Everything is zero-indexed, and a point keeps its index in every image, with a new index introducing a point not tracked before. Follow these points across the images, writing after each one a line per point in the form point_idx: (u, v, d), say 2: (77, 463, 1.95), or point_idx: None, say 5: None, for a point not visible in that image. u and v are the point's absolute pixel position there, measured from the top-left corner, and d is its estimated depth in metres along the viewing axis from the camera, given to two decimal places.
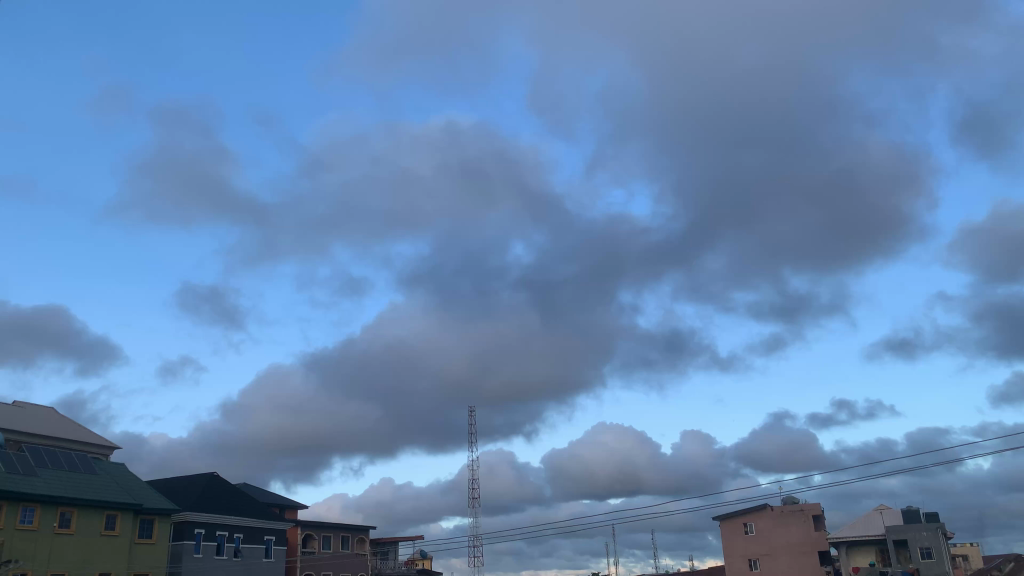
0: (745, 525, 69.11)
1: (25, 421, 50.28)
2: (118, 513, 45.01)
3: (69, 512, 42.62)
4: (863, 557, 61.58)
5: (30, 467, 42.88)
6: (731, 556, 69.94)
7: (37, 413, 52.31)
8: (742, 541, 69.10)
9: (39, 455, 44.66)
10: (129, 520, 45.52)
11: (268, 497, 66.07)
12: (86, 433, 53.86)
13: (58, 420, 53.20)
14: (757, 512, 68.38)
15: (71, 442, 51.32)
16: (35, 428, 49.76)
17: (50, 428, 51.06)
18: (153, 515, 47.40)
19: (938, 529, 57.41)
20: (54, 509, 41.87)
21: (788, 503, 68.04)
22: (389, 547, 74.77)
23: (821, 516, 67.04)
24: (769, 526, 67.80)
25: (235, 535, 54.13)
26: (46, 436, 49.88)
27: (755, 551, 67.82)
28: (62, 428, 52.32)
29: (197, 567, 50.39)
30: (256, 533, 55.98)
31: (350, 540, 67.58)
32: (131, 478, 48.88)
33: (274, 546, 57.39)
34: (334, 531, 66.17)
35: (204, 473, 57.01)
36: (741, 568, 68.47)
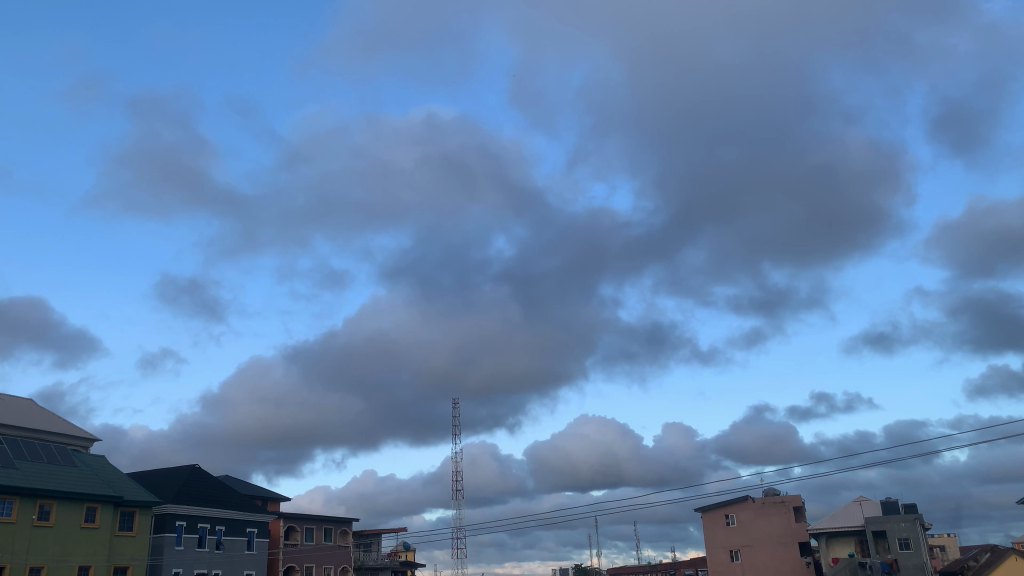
0: (727, 517, 69.63)
1: (4, 412, 49.85)
2: (98, 505, 44.78)
3: (49, 504, 42.35)
4: (842, 547, 62.21)
5: (9, 459, 42.53)
6: (713, 547, 70.50)
7: (16, 405, 51.86)
8: (723, 532, 69.65)
9: (18, 447, 44.28)
10: (109, 512, 45.29)
11: (249, 489, 65.93)
12: (66, 425, 53.49)
13: (38, 412, 52.77)
14: (739, 504, 68.98)
15: (50, 433, 50.91)
16: (13, 420, 49.32)
17: (29, 421, 50.65)
18: (134, 507, 47.18)
19: (916, 520, 58.17)
20: (33, 502, 41.55)
21: (769, 495, 68.72)
22: (372, 539, 74.42)
23: (802, 507, 67.99)
24: (751, 517, 68.37)
25: (217, 527, 54.00)
26: (24, 428, 49.48)
27: (737, 543, 68.35)
28: (40, 420, 51.90)
29: (178, 559, 50.23)
30: (237, 525, 55.86)
31: (333, 532, 67.44)
32: (111, 470, 48.59)
33: (256, 538, 57.33)
34: (317, 523, 66.05)
35: (186, 465, 56.78)
36: (722, 559, 69.04)
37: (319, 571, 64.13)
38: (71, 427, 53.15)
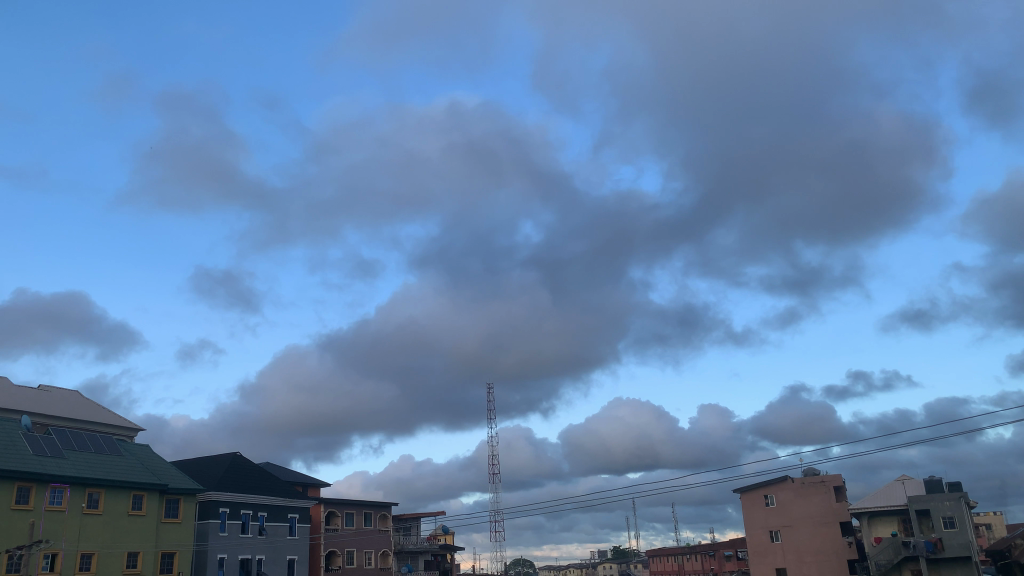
0: (766, 497, 69.31)
1: (51, 404, 51.30)
2: (144, 493, 45.89)
3: (97, 493, 43.48)
4: (884, 527, 61.32)
5: (58, 449, 43.76)
6: (752, 528, 70.11)
7: (62, 397, 53.27)
8: (762, 513, 69.35)
9: (66, 437, 45.52)
10: (155, 500, 46.39)
11: (290, 475, 67.18)
12: (111, 416, 54.87)
13: (83, 403, 54.15)
14: (778, 484, 68.56)
15: (95, 424, 52.25)
16: (59, 411, 50.69)
17: (75, 412, 52.04)
18: (179, 494, 48.28)
19: (961, 498, 57.49)
20: (82, 490, 42.70)
21: (809, 475, 68.20)
22: (412, 523, 75.62)
23: (843, 487, 67.18)
24: (790, 497, 67.88)
25: (259, 514, 55.05)
26: (71, 418, 50.90)
27: (776, 523, 67.96)
28: (86, 410, 53.29)
29: (223, 545, 51.33)
30: (279, 512, 56.91)
31: (373, 516, 68.40)
32: (156, 460, 49.69)
33: (298, 524, 58.38)
34: (357, 508, 67.06)
35: (228, 452, 57.91)
36: (762, 539, 68.74)
37: (360, 555, 65.01)
38: (115, 417, 54.48)
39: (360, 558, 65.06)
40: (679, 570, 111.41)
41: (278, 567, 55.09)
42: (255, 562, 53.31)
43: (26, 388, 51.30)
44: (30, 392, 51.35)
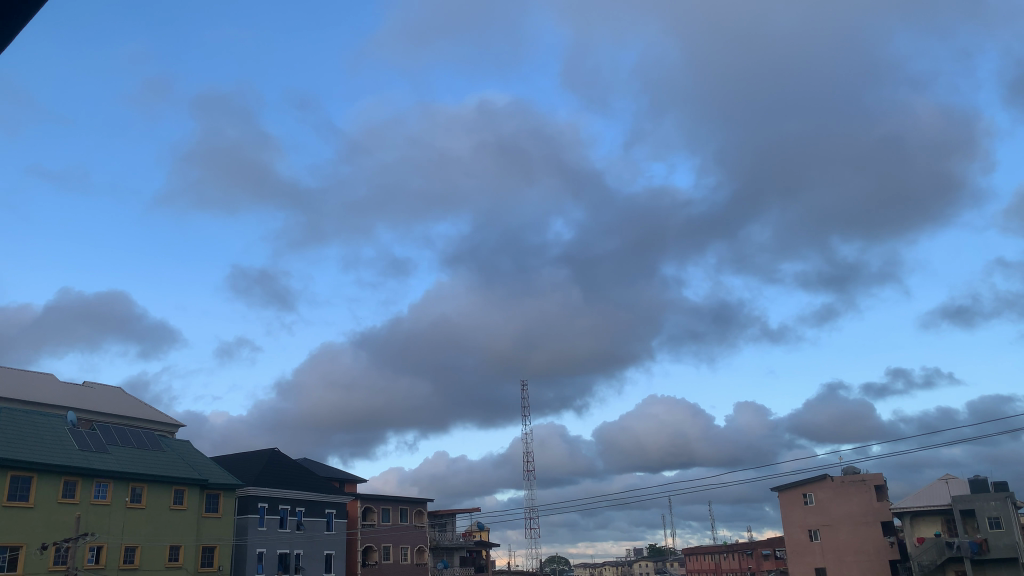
0: (805, 496, 68.46)
1: (96, 400, 52.62)
2: (185, 488, 46.80)
3: (140, 487, 44.44)
4: (927, 527, 60.18)
5: (102, 445, 44.78)
6: (790, 527, 69.25)
7: (106, 394, 54.61)
8: (801, 512, 68.47)
9: (110, 433, 46.58)
10: (196, 495, 47.29)
11: (328, 471, 68.05)
12: (152, 412, 56.08)
13: (126, 400, 55.43)
14: (817, 483, 67.66)
15: (138, 419, 53.46)
16: (103, 407, 51.98)
17: (118, 408, 53.31)
18: (219, 490, 49.18)
19: (1008, 499, 56.22)
20: (126, 485, 43.65)
21: (849, 473, 67.25)
22: (447, 519, 76.06)
23: (883, 486, 66.09)
24: (830, 496, 66.98)
25: (297, 509, 55.82)
26: (114, 414, 52.14)
27: (815, 522, 67.10)
28: (129, 407, 54.52)
29: (262, 540, 52.14)
30: (317, 507, 57.69)
31: (409, 512, 69.00)
32: (195, 455, 50.64)
33: (335, 519, 59.11)
34: (393, 504, 67.65)
35: (266, 448, 58.80)
36: (801, 539, 67.87)
37: (397, 551, 65.52)
38: (157, 413, 55.63)
39: (397, 554, 65.54)
40: (717, 568, 110.43)
41: (316, 562, 55.79)
42: (294, 557, 54.07)
43: (71, 384, 52.68)
44: (75, 388, 52.74)
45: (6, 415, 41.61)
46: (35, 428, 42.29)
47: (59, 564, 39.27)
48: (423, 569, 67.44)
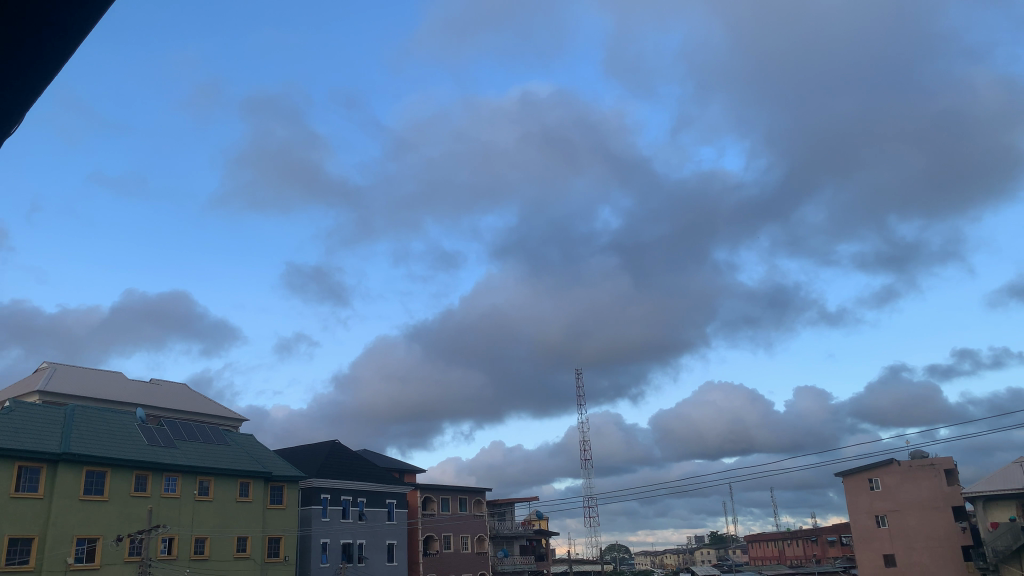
0: (870, 481, 66.96)
1: (161, 396, 54.40)
2: (250, 481, 48.12)
3: (208, 481, 45.79)
4: (1001, 512, 58.39)
5: (170, 440, 46.25)
6: (856, 513, 67.58)
7: (172, 390, 56.42)
8: (867, 498, 66.93)
9: (177, 429, 48.06)
10: (260, 487, 48.58)
11: (387, 461, 69.15)
12: (216, 407, 57.70)
13: (191, 396, 57.14)
14: (883, 468, 66.15)
15: (203, 414, 55.19)
16: (168, 403, 53.74)
17: (183, 403, 55.01)
18: (282, 482, 50.40)
19: None
20: (194, 478, 45.05)
21: (917, 458, 65.52)
22: (506, 508, 76.68)
23: (954, 470, 64.29)
24: (897, 481, 65.43)
25: (359, 500, 56.89)
26: (180, 410, 53.90)
27: (882, 508, 65.63)
28: (194, 402, 56.28)
29: (325, 530, 53.26)
30: (378, 497, 58.68)
31: (468, 501, 69.71)
32: (259, 448, 52.01)
33: (396, 509, 60.07)
34: (452, 494, 68.39)
35: (327, 440, 60.03)
36: (867, 525, 66.32)
37: (457, 540, 66.19)
38: (220, 408, 57.25)
39: (457, 543, 66.23)
40: (781, 555, 108.99)
41: (379, 552, 56.71)
42: (357, 546, 55.09)
43: (138, 381, 54.55)
44: (142, 385, 54.65)
45: (79, 413, 43.28)
46: (107, 425, 43.90)
47: (134, 555, 40.77)
48: (484, 559, 68.03)
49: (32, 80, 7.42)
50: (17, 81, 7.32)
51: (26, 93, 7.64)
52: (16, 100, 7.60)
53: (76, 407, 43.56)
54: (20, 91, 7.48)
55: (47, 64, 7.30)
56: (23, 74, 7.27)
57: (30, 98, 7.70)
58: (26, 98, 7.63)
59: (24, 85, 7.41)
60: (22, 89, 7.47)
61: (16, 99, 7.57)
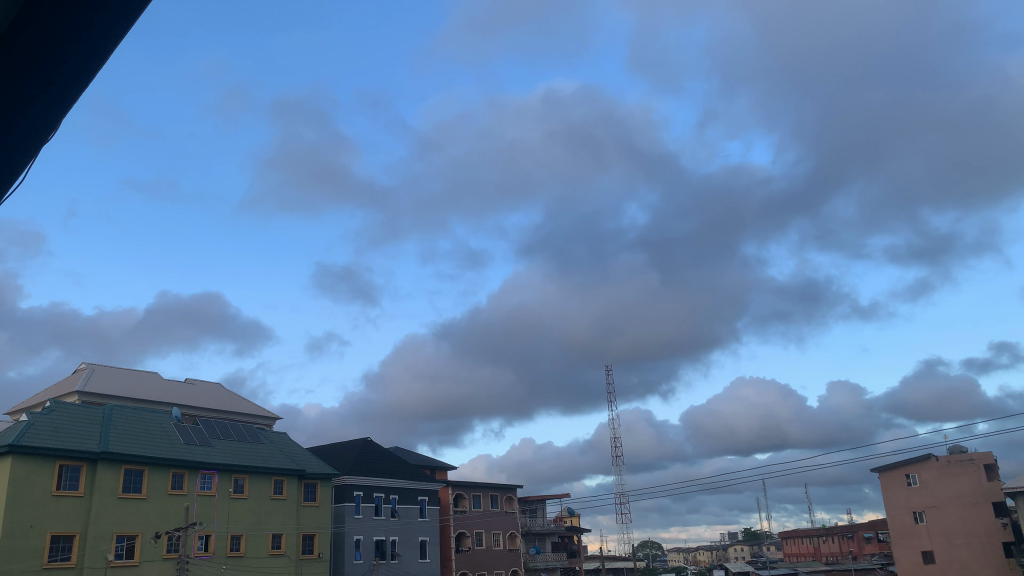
0: (908, 477, 66.02)
1: (196, 396, 55.27)
2: (284, 478, 48.71)
3: (242, 478, 46.42)
4: None
5: (205, 438, 46.95)
6: (893, 509, 66.51)
7: (206, 389, 57.33)
8: (904, 494, 65.97)
9: (212, 427, 48.78)
10: (294, 485, 49.16)
11: (418, 459, 69.62)
12: (250, 405, 58.49)
13: (226, 395, 58.02)
14: (920, 463, 65.18)
15: (238, 413, 56.01)
16: (203, 402, 54.61)
17: (218, 402, 55.87)
18: (316, 479, 50.96)
19: None
20: (229, 476, 45.69)
21: (956, 453, 64.51)
22: (537, 505, 76.83)
23: (994, 465, 63.16)
24: (935, 477, 64.42)
25: (391, 497, 57.34)
26: (215, 409, 54.76)
27: (920, 504, 64.68)
28: (228, 401, 57.09)
29: (358, 527, 53.77)
30: (410, 494, 59.09)
31: (499, 498, 69.94)
32: (293, 446, 52.62)
33: (428, 506, 60.44)
34: (483, 491, 68.63)
35: (359, 438, 60.62)
36: (905, 522, 65.32)
37: (489, 537, 66.43)
38: (254, 406, 58.02)
39: (489, 540, 66.49)
40: (816, 552, 107.85)
41: (411, 548, 57.13)
42: (389, 543, 55.54)
43: (174, 381, 55.50)
44: (178, 384, 55.62)
45: (117, 412, 44.12)
46: (144, 424, 44.68)
47: (172, 552, 41.47)
48: (516, 555, 68.22)
49: (82, 69, 7.46)
50: (68, 71, 7.37)
51: (78, 83, 7.67)
52: (67, 90, 7.65)
53: (114, 407, 44.40)
54: (71, 79, 7.51)
55: (96, 52, 7.33)
56: (74, 63, 7.30)
57: (80, 88, 7.73)
58: (77, 87, 7.67)
59: (74, 73, 7.45)
60: (74, 78, 7.52)
61: (67, 89, 7.62)
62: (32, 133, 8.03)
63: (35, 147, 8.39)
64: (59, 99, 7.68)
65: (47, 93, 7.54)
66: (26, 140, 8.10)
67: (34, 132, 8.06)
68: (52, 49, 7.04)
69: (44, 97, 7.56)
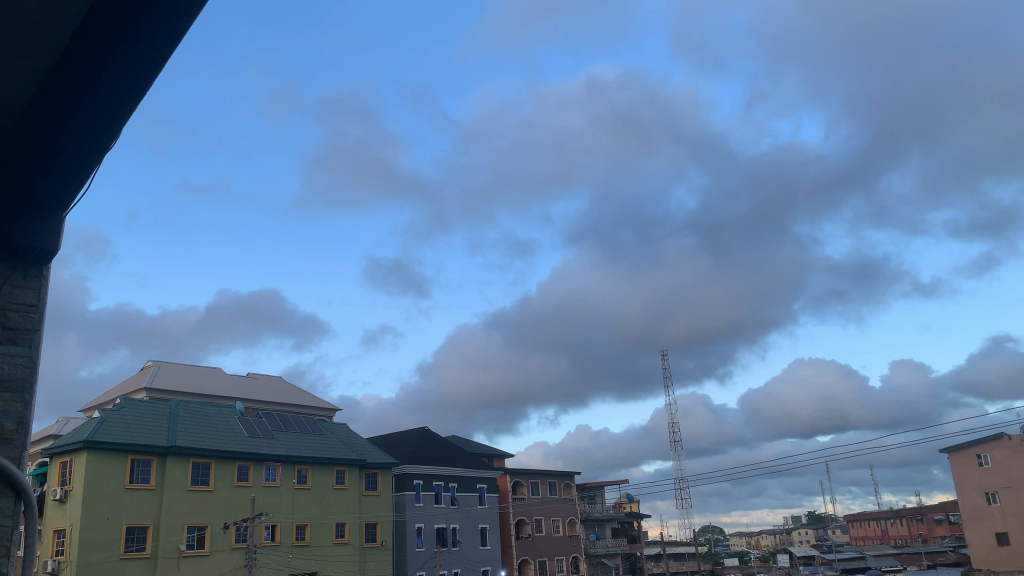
0: (979, 457, 64.10)
1: (258, 390, 56.78)
2: (346, 468, 49.71)
3: (306, 469, 47.53)
4: None
5: (268, 431, 48.20)
6: (965, 490, 64.89)
7: (267, 383, 58.82)
8: (976, 474, 64.14)
9: (274, 420, 50.05)
10: (356, 475, 50.14)
11: (476, 447, 70.32)
12: (310, 398, 59.79)
13: (286, 388, 59.42)
14: (992, 443, 63.25)
15: (300, 405, 57.35)
16: (265, 396, 56.06)
17: (279, 395, 57.27)
18: (376, 468, 51.88)
19: None
20: (293, 467, 46.85)
21: None
22: (596, 491, 76.94)
23: None
24: (1008, 456, 62.34)
25: (450, 485, 58.01)
26: (276, 402, 56.16)
27: (993, 484, 62.72)
28: (289, 394, 58.46)
29: (419, 515, 54.58)
30: (469, 482, 59.73)
31: (558, 485, 70.21)
32: (353, 437, 53.63)
33: (487, 494, 61.03)
34: (541, 478, 68.95)
35: (417, 427, 61.50)
36: (977, 503, 63.56)
37: (549, 523, 66.78)
38: (315, 399, 59.32)
39: (549, 526, 66.82)
40: (884, 535, 105.69)
41: (472, 536, 57.80)
42: (450, 531, 56.26)
43: (236, 376, 57.09)
44: (240, 379, 57.19)
45: (184, 407, 45.57)
46: (210, 418, 46.11)
47: (240, 542, 42.71)
48: (576, 541, 68.50)
49: (144, 70, 7.54)
50: (127, 67, 7.47)
51: (139, 84, 7.77)
52: (131, 90, 7.75)
53: (181, 402, 45.89)
54: (133, 78, 7.61)
55: (158, 55, 7.38)
56: (135, 60, 7.40)
57: (143, 90, 7.84)
58: (140, 87, 7.76)
59: (135, 73, 7.54)
60: (137, 77, 7.60)
61: (131, 88, 7.72)
62: (100, 130, 8.23)
63: (106, 148, 8.61)
64: (120, 99, 7.80)
65: (111, 89, 7.70)
66: (92, 139, 8.36)
67: (102, 130, 8.25)
68: (110, 39, 7.16)
69: (105, 92, 7.71)
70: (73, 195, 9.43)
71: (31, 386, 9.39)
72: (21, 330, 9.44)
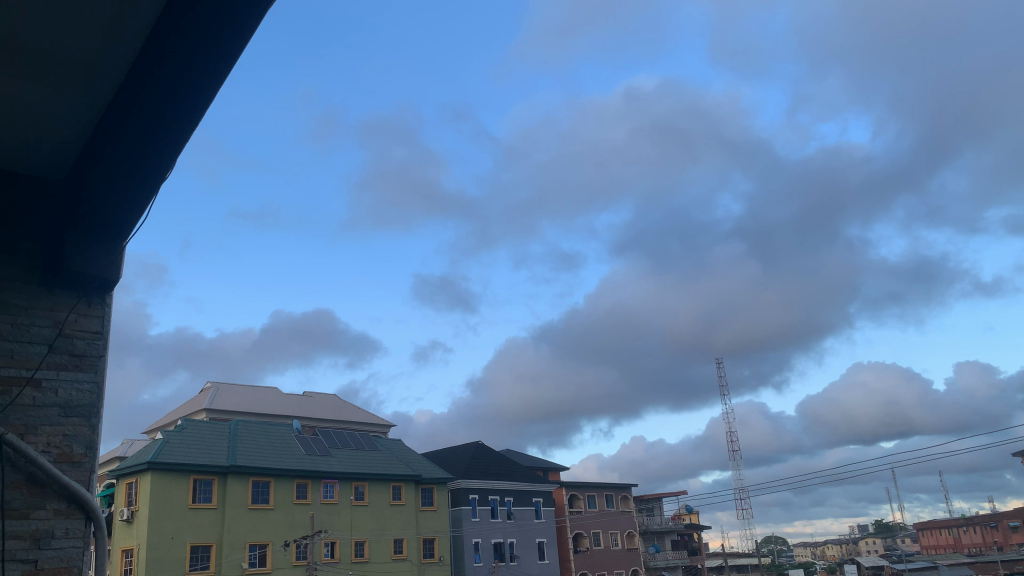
0: None
1: (314, 408, 57.63)
2: (402, 484, 50.06)
3: (363, 486, 48.03)
4: None
5: (325, 448, 48.89)
6: None
7: (323, 401, 59.68)
8: None
9: (330, 437, 50.76)
10: (412, 490, 50.46)
11: (531, 461, 70.25)
12: (365, 415, 60.47)
13: (342, 405, 60.21)
14: None
15: (355, 422, 58.01)
16: (321, 414, 56.89)
17: (335, 413, 58.07)
18: (432, 484, 52.14)
19: None
20: (350, 484, 47.40)
21: None
22: (654, 503, 76.16)
23: None
24: None
25: (506, 499, 57.98)
26: (332, 420, 56.93)
27: None
28: (345, 411, 59.21)
29: (476, 530, 54.61)
30: (524, 496, 59.63)
31: (615, 498, 69.61)
32: (408, 452, 54.06)
33: (543, 507, 60.79)
34: (598, 491, 68.46)
35: (471, 443, 61.66)
36: None
37: (607, 537, 66.19)
38: (370, 415, 59.97)
39: (607, 539, 66.25)
40: (957, 543, 102.04)
41: (530, 550, 57.57)
42: (508, 545, 56.15)
43: (292, 395, 58.04)
44: (297, 398, 58.17)
45: (243, 427, 46.53)
46: (268, 437, 46.97)
47: (301, 559, 43.24)
48: (635, 554, 67.72)
49: (192, 101, 7.71)
50: (174, 97, 7.64)
51: (188, 117, 7.95)
52: (179, 120, 7.92)
53: (240, 422, 46.85)
54: (181, 108, 7.77)
55: (203, 87, 7.51)
56: (182, 91, 7.58)
57: (192, 123, 8.02)
58: (190, 120, 7.94)
59: (184, 103, 7.71)
60: (184, 107, 7.76)
61: (179, 119, 7.90)
62: (153, 159, 8.43)
63: (159, 177, 8.83)
64: (171, 129, 7.99)
65: (160, 120, 7.90)
66: (143, 168, 8.59)
67: (155, 160, 8.47)
68: (157, 70, 7.36)
69: (155, 123, 7.92)
70: (132, 223, 9.72)
71: (97, 412, 9.69)
72: (86, 357, 9.76)
